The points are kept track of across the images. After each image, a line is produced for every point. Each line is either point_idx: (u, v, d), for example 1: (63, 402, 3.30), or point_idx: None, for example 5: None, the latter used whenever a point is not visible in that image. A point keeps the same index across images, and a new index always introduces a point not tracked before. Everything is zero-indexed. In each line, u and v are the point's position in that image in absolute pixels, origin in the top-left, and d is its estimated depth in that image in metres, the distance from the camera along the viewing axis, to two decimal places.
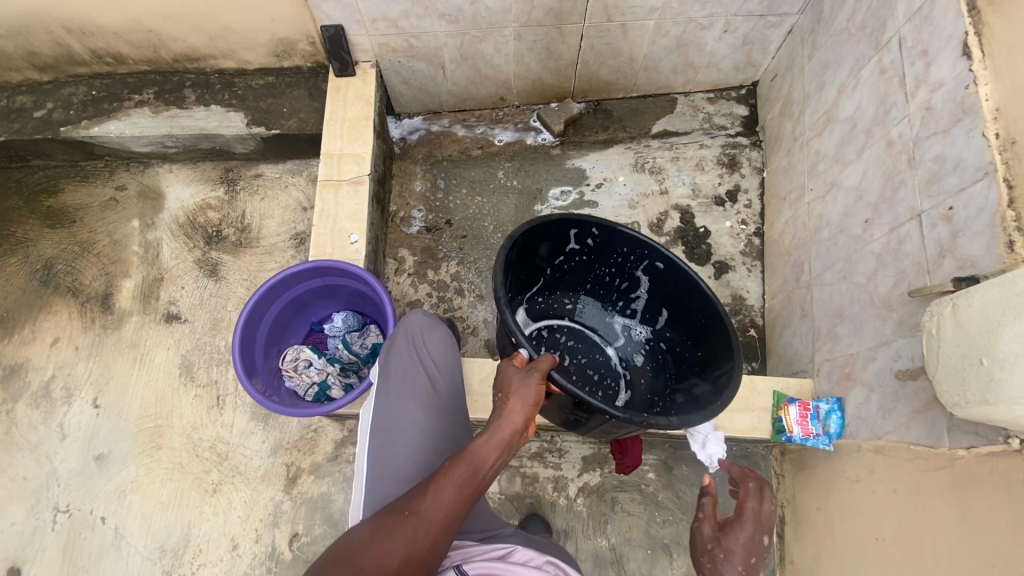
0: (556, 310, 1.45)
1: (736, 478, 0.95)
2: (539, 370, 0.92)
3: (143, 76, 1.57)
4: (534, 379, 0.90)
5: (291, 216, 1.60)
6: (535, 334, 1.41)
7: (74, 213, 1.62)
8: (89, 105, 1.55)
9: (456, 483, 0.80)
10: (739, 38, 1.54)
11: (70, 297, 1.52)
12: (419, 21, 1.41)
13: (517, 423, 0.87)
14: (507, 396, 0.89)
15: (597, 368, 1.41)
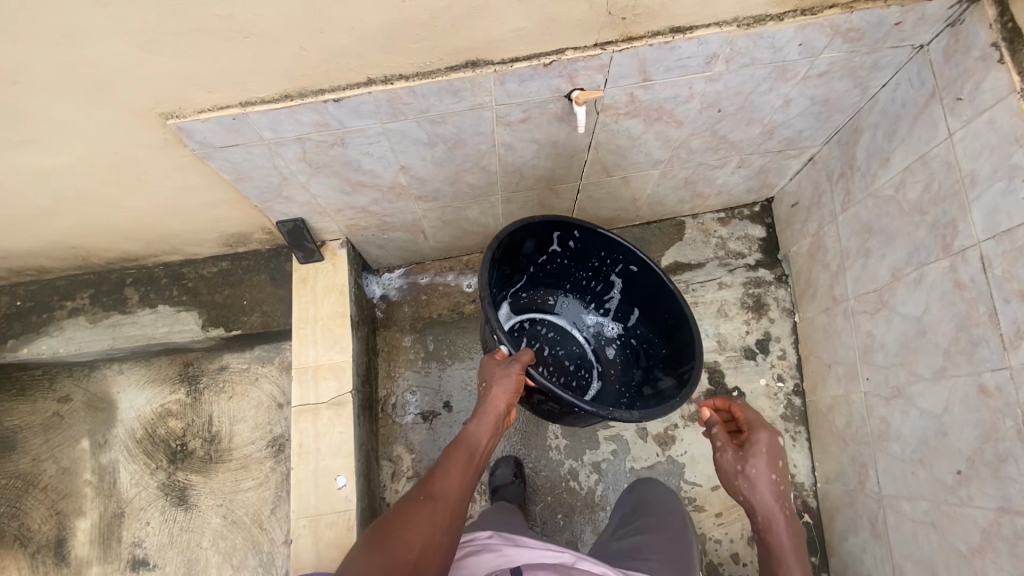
0: (535, 310, 1.41)
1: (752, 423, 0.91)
2: (517, 360, 1.03)
3: (75, 277, 1.33)
4: (512, 369, 1.01)
5: (265, 417, 1.39)
6: (514, 328, 1.35)
7: (13, 438, 1.39)
8: (14, 320, 1.32)
9: (458, 465, 0.87)
10: (755, 169, 1.36)
11: (19, 548, 1.30)
12: (391, 204, 1.20)
13: (501, 405, 0.97)
14: (489, 386, 1.00)
15: (568, 363, 1.38)
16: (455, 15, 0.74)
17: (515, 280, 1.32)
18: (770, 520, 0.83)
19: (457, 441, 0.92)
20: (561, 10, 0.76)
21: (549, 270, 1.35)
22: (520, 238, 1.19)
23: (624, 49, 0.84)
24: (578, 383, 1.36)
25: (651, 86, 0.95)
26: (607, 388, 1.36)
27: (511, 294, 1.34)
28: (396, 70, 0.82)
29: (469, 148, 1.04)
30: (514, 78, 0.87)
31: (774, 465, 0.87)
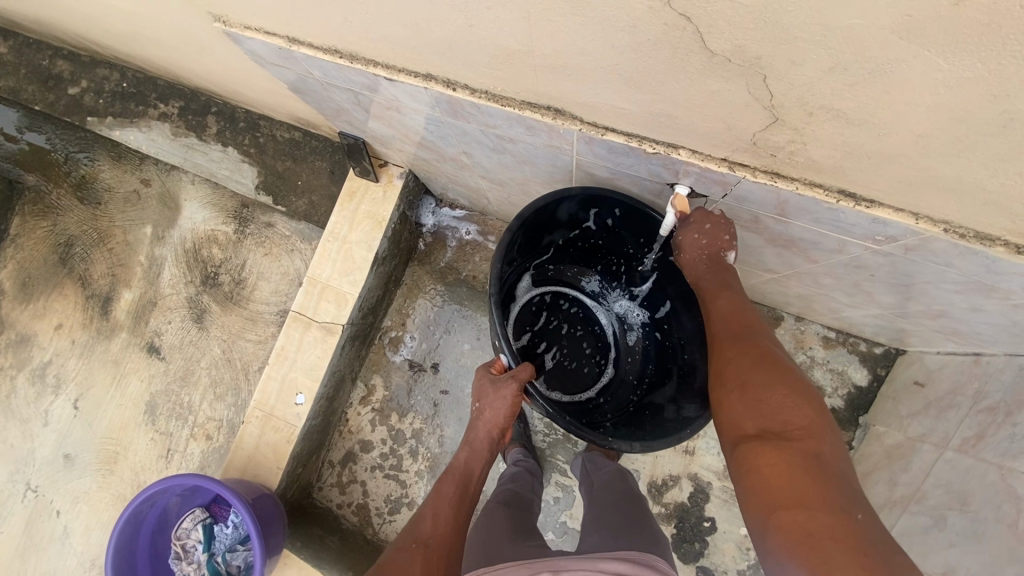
0: (561, 281, 1.14)
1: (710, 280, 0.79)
2: (512, 379, 0.87)
3: (173, 84, 1.45)
4: (507, 387, 0.87)
5: (285, 287, 1.45)
6: (532, 306, 1.14)
7: (100, 194, 1.56)
8: (117, 98, 1.48)
9: (451, 502, 0.82)
10: (893, 325, 1.04)
11: (79, 286, 1.54)
12: (454, 168, 1.06)
13: (494, 431, 0.89)
14: (481, 407, 0.89)
15: (583, 347, 1.13)
16: (540, 65, 0.53)
17: (537, 255, 1.05)
18: (737, 314, 0.75)
19: (450, 472, 0.88)
20: (687, 116, 0.52)
21: (581, 239, 1.04)
22: (554, 209, 0.88)
23: (758, 182, 0.59)
24: (590, 371, 1.12)
25: (786, 222, 0.68)
26: (617, 386, 1.09)
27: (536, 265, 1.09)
28: (463, 81, 0.64)
29: (541, 170, 0.85)
30: (602, 145, 0.65)
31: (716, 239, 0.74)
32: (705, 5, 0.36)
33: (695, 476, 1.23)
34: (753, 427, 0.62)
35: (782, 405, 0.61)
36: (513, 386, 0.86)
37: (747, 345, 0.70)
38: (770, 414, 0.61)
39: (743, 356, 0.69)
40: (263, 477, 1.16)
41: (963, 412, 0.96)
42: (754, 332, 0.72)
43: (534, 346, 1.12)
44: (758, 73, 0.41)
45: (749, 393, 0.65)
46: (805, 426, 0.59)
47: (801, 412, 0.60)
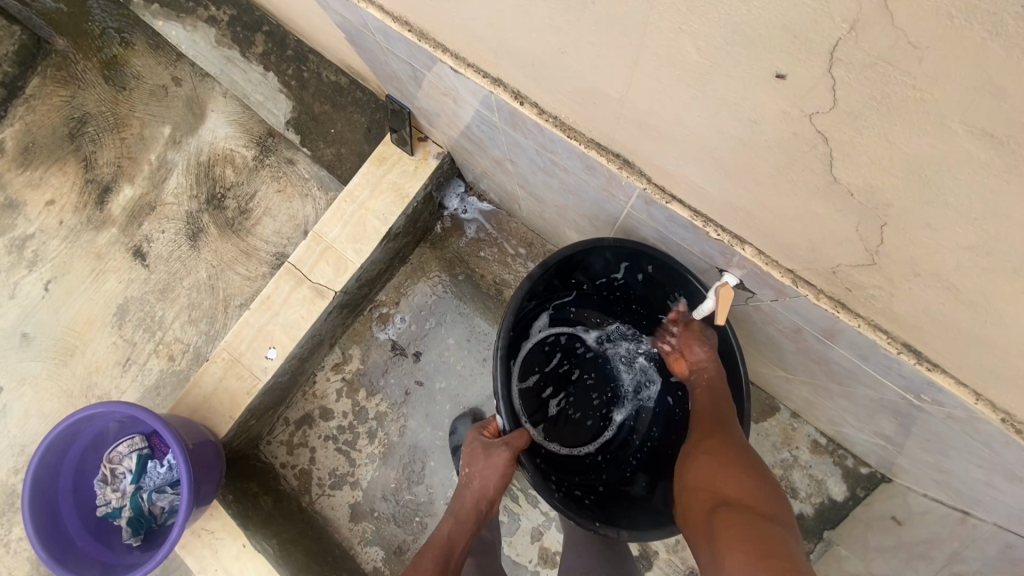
0: (579, 322, 1.06)
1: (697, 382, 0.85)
2: (503, 445, 0.86)
3: None
4: (499, 455, 0.85)
5: (289, 231, 1.39)
6: (545, 346, 1.05)
7: (126, 79, 1.48)
8: None
9: (429, 572, 0.80)
10: (892, 457, 1.00)
11: (82, 167, 1.47)
12: (494, 168, 0.99)
13: (483, 499, 0.87)
14: (470, 473, 0.88)
15: (591, 394, 1.05)
16: (625, 116, 0.46)
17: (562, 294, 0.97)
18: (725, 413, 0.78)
19: (433, 539, 0.85)
20: (769, 221, 0.46)
21: (612, 285, 0.97)
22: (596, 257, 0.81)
23: (817, 306, 0.52)
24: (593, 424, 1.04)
25: (827, 345, 0.63)
26: (620, 442, 1.02)
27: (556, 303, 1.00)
28: (534, 98, 0.57)
29: (585, 204, 0.78)
30: (662, 210, 0.58)
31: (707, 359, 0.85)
32: (853, 133, 0.30)
33: (644, 541, 1.19)
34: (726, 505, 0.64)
35: (754, 490, 0.64)
36: (504, 454, 0.85)
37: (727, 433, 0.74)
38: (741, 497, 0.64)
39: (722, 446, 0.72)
40: (213, 421, 1.11)
41: (934, 567, 0.92)
42: (731, 421, 0.77)
43: (539, 390, 1.04)
44: (877, 217, 0.35)
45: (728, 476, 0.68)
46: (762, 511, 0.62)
47: (768, 498, 0.63)
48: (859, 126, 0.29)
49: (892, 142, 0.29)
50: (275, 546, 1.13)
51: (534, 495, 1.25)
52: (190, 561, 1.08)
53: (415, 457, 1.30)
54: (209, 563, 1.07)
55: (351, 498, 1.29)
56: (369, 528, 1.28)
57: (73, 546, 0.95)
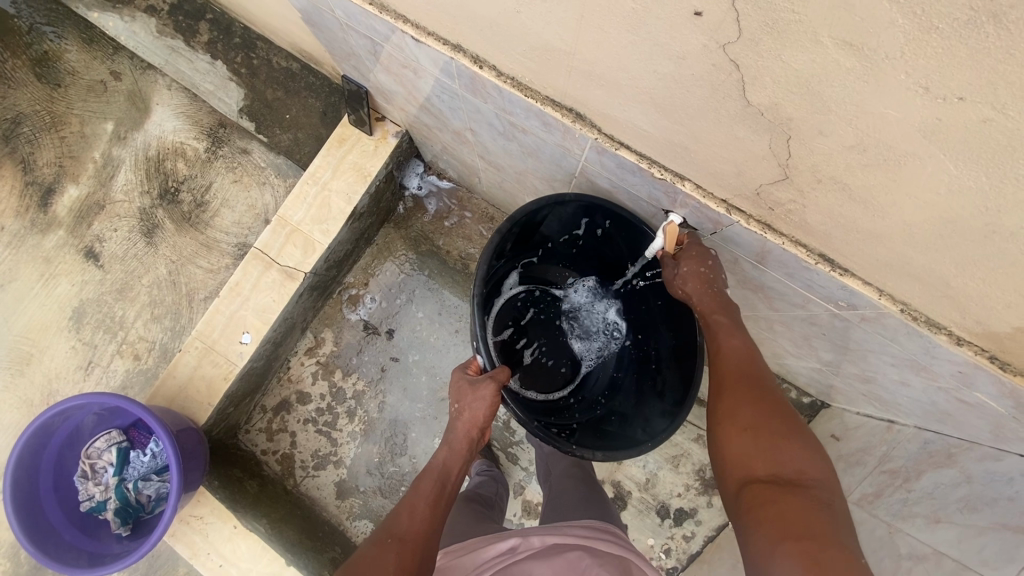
0: (545, 278, 1.13)
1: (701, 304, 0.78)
2: (490, 380, 0.90)
3: None
4: (486, 388, 0.89)
5: (249, 220, 1.39)
6: (516, 302, 1.12)
7: (61, 76, 1.44)
8: None
9: (427, 499, 0.83)
10: (828, 381, 1.12)
11: (20, 170, 1.42)
12: (454, 140, 1.04)
13: (473, 431, 0.89)
14: (460, 408, 0.91)
15: (562, 343, 1.13)
16: (574, 68, 0.53)
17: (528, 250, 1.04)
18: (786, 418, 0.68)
19: (428, 470, 0.89)
20: (702, 153, 0.54)
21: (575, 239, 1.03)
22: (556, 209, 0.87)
23: (749, 230, 0.61)
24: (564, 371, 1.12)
25: (762, 270, 0.72)
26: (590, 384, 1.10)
27: (524, 261, 1.07)
28: (491, 60, 0.63)
29: (543, 164, 0.84)
30: (612, 159, 0.66)
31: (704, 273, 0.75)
32: (757, 58, 0.38)
33: (618, 484, 1.29)
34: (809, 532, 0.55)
35: (807, 458, 0.63)
36: (490, 387, 0.89)
37: (790, 437, 0.66)
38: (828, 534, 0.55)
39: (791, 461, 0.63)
40: (191, 410, 1.12)
41: (867, 470, 1.04)
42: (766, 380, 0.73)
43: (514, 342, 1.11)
44: (783, 133, 0.43)
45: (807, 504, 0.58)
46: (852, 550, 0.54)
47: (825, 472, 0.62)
48: (759, 51, 0.37)
49: (786, 63, 0.37)
50: (265, 526, 1.16)
51: (514, 453, 1.33)
52: (181, 548, 1.09)
53: (396, 430, 1.34)
54: (200, 547, 1.09)
55: (336, 476, 1.32)
56: (356, 503, 1.31)
57: (60, 539, 0.96)
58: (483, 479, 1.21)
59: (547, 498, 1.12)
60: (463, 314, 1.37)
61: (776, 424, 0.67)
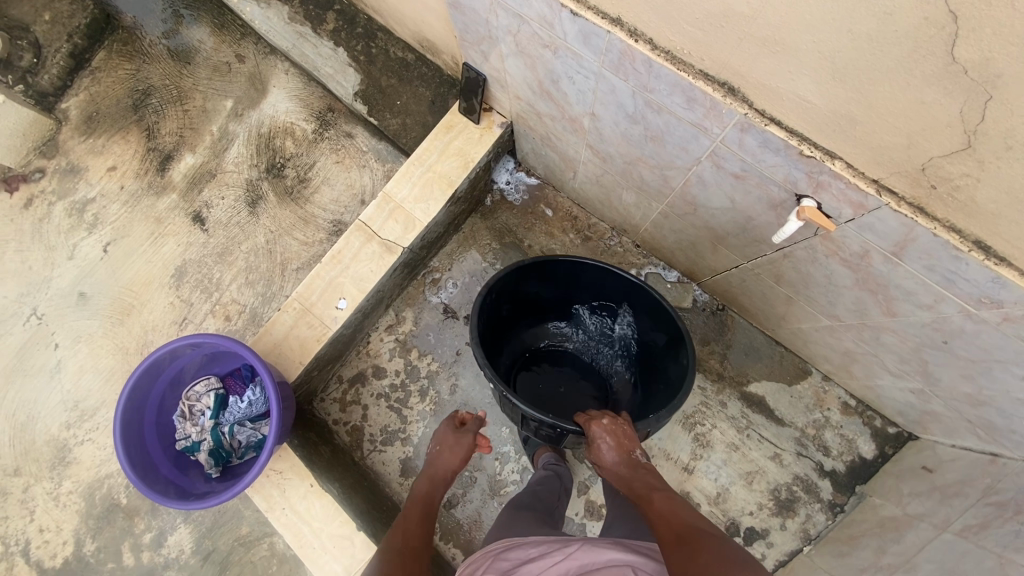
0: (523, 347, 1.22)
1: (620, 446, 0.88)
2: (471, 433, 0.97)
3: None
4: (468, 437, 0.96)
5: (347, 199, 1.46)
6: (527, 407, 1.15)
7: (192, 55, 1.57)
8: None
9: (414, 518, 0.80)
10: (927, 406, 1.07)
11: (144, 136, 1.53)
12: (563, 130, 1.08)
13: (450, 474, 0.92)
14: (436, 453, 0.95)
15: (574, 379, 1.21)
16: (751, 36, 0.56)
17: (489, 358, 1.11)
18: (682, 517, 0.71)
19: (410, 500, 0.86)
20: (871, 125, 0.55)
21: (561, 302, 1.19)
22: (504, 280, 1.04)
23: (899, 212, 0.61)
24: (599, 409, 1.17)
25: (893, 264, 0.72)
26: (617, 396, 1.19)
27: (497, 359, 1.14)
28: (650, 34, 0.66)
29: (663, 151, 0.87)
30: (756, 137, 0.67)
31: (618, 439, 0.89)
32: (983, 7, 0.41)
33: (687, 494, 1.26)
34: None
35: (693, 523, 0.69)
36: (470, 436, 0.96)
37: (697, 518, 0.71)
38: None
39: (675, 545, 0.64)
40: (284, 366, 1.17)
41: (971, 502, 0.96)
42: (676, 499, 0.76)
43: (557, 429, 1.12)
44: (984, 93, 0.46)
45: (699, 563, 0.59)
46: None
47: (707, 531, 0.67)
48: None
49: (1015, 10, 0.40)
50: (338, 489, 1.17)
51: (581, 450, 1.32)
52: (259, 500, 1.12)
53: None
54: (276, 502, 1.12)
55: (402, 454, 1.33)
56: None
57: (158, 471, 1.01)
58: (548, 473, 1.14)
59: (619, 500, 0.99)
60: None
61: (682, 517, 0.71)
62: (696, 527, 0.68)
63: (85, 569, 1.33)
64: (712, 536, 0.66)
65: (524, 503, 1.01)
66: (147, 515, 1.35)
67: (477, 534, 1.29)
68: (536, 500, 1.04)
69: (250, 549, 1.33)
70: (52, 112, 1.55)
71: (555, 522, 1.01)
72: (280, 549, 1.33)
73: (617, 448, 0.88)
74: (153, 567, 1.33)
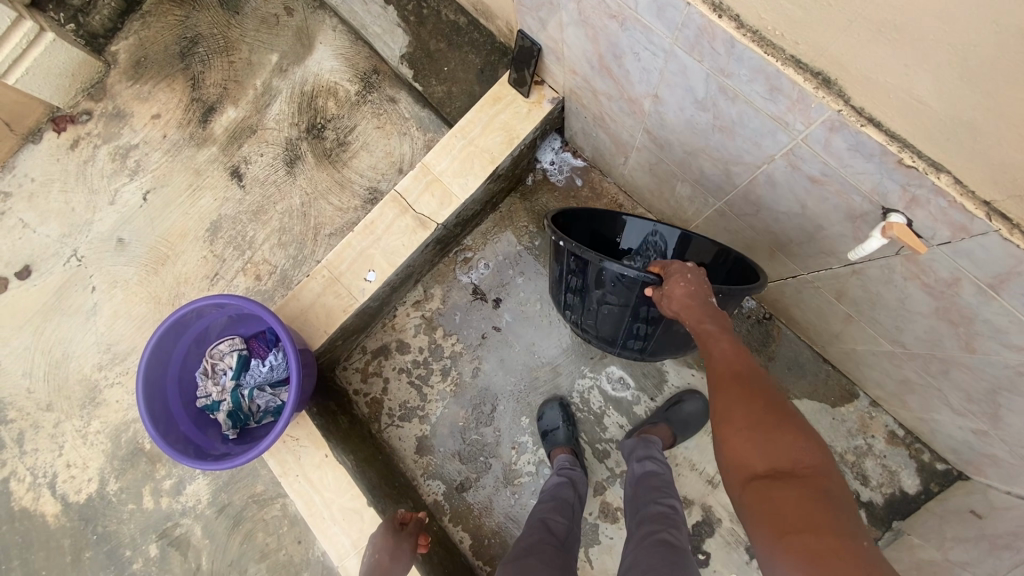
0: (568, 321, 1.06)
1: (698, 286, 0.77)
2: (407, 534, 1.06)
3: None
4: (405, 539, 1.05)
5: (384, 167, 1.41)
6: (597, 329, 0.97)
7: (241, 5, 1.53)
8: None
9: None
10: (988, 450, 0.98)
11: (189, 86, 1.52)
12: (619, 111, 0.99)
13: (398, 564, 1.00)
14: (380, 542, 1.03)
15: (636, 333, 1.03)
16: (864, 19, 0.47)
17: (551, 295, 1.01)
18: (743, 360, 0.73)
19: None
20: (997, 136, 0.46)
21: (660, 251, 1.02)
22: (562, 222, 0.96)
23: (1010, 241, 0.52)
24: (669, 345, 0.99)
25: (987, 297, 0.63)
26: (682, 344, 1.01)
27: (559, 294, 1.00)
28: (737, 10, 0.58)
29: (731, 144, 0.78)
30: (848, 138, 0.58)
31: (699, 286, 0.78)
32: None
33: (709, 507, 1.21)
34: (760, 465, 0.64)
35: (755, 382, 0.72)
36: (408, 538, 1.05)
37: (758, 375, 0.73)
38: (787, 458, 0.63)
39: (737, 410, 0.69)
40: (307, 333, 1.15)
41: None
42: (745, 352, 0.76)
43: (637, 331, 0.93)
44: None
45: (752, 428, 0.67)
46: (811, 461, 0.63)
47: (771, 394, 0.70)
48: None
49: None
50: (352, 461, 1.16)
51: (601, 450, 1.27)
52: (274, 463, 1.12)
53: (484, 399, 1.31)
54: (291, 468, 1.12)
55: (418, 432, 1.32)
56: (433, 462, 1.30)
57: (178, 427, 1.01)
58: (562, 481, 1.11)
59: (629, 538, 0.93)
60: None
61: (746, 370, 0.73)
62: (759, 386, 0.71)
63: (108, 506, 1.38)
64: (770, 391, 0.71)
65: (532, 533, 0.98)
66: (168, 463, 1.38)
67: (486, 521, 1.27)
68: (547, 524, 1.00)
69: (263, 508, 1.34)
70: (101, 54, 1.54)
71: (566, 549, 0.98)
72: (292, 511, 1.34)
73: (697, 285, 0.77)
74: (170, 513, 1.36)
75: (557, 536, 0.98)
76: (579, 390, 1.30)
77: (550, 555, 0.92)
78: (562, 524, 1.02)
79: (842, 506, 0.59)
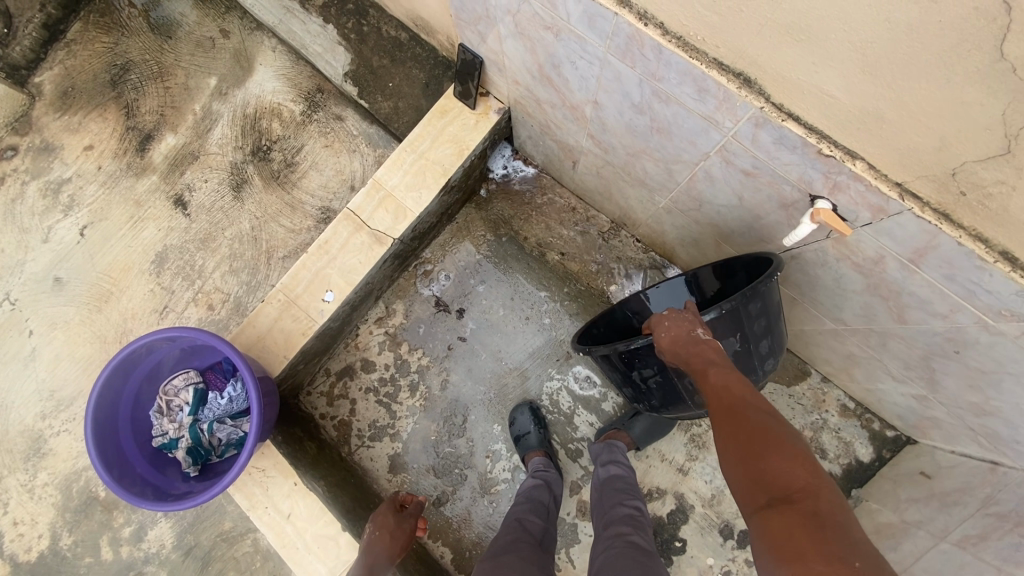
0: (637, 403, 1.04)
1: (682, 327, 0.81)
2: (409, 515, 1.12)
3: None
4: (408, 522, 1.10)
5: (336, 186, 1.40)
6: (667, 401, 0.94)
7: (174, 29, 1.49)
8: None
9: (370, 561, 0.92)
10: (928, 413, 1.05)
11: (123, 114, 1.46)
12: (564, 118, 1.02)
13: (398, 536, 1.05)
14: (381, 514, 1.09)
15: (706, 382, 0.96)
16: (774, 22, 0.51)
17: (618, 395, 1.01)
18: (726, 385, 0.73)
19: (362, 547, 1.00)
20: (901, 123, 0.51)
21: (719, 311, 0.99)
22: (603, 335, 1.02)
23: (922, 218, 0.57)
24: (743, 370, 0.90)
25: (909, 271, 0.68)
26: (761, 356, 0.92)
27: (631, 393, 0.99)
28: (660, 18, 0.61)
29: (670, 143, 0.82)
30: (772, 133, 0.62)
31: (684, 325, 0.82)
32: None
33: (681, 495, 1.24)
34: (762, 495, 0.61)
35: (751, 407, 0.70)
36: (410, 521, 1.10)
37: (762, 404, 0.71)
38: (784, 478, 0.60)
39: (732, 439, 0.68)
40: (267, 360, 1.12)
41: (969, 511, 0.94)
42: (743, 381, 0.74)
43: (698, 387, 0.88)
44: None
45: (746, 458, 0.65)
46: (806, 485, 0.59)
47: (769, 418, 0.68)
48: None
49: None
50: (323, 487, 1.14)
51: (574, 450, 1.29)
52: (241, 498, 1.08)
53: (455, 411, 1.31)
54: (259, 501, 1.08)
55: (391, 450, 1.30)
56: (408, 479, 1.29)
57: (133, 470, 0.97)
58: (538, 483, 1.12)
59: (597, 537, 0.96)
60: (535, 301, 1.34)
61: (741, 397, 0.72)
62: (756, 413, 0.69)
63: (62, 562, 1.30)
64: (768, 416, 0.68)
65: (509, 532, 0.98)
66: (126, 509, 1.32)
67: (466, 533, 1.26)
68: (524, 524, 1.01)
69: (232, 545, 1.30)
70: (25, 87, 1.47)
71: (543, 547, 0.98)
72: (264, 545, 1.30)
73: (684, 327, 0.81)
74: (132, 562, 1.29)
75: (533, 534, 0.99)
76: (547, 393, 1.31)
77: (527, 550, 0.93)
78: (537, 523, 1.03)
79: (842, 526, 0.54)
